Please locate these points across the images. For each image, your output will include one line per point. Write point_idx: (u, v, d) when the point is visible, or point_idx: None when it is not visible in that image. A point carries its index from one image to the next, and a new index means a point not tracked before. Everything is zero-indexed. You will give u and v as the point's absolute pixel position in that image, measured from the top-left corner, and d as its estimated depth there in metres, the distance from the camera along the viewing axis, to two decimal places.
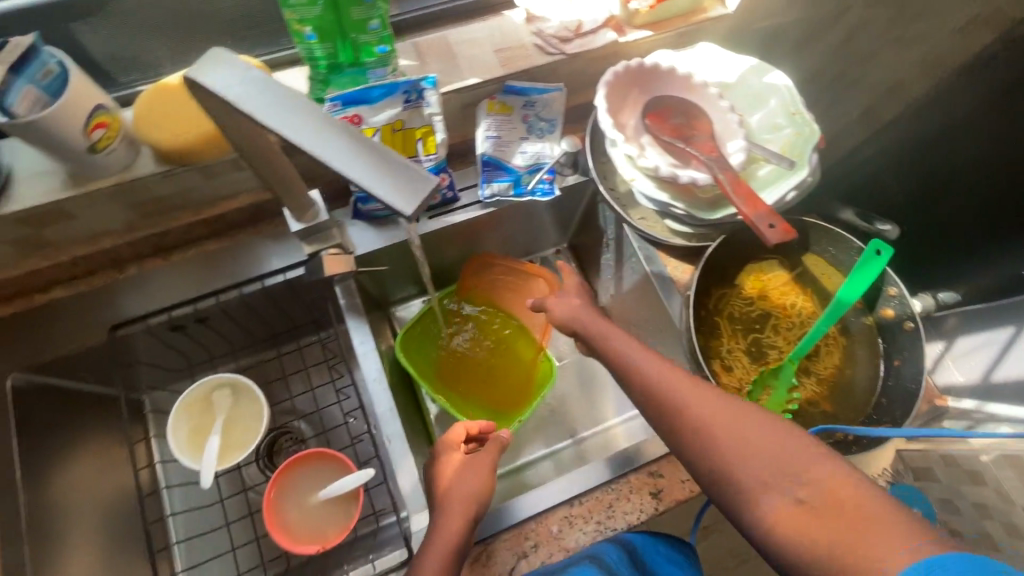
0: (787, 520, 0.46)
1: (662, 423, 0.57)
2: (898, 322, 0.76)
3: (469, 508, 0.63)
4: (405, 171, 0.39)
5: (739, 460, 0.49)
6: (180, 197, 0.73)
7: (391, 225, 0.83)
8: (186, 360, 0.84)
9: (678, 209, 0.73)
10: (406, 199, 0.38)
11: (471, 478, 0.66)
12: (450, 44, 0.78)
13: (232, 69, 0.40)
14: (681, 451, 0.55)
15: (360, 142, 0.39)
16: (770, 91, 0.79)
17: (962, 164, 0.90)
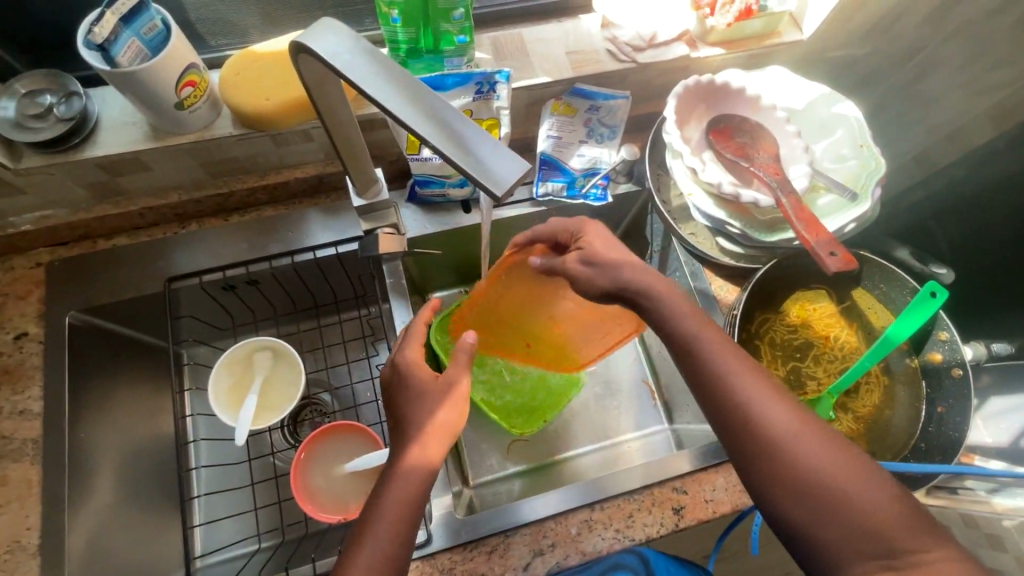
0: (851, 547, 0.48)
1: (727, 421, 0.55)
2: (945, 368, 0.75)
3: (444, 441, 0.58)
4: (494, 148, 0.39)
5: (815, 484, 0.50)
6: (248, 161, 0.76)
7: (443, 212, 0.85)
8: (231, 319, 0.87)
9: (734, 229, 0.73)
10: (492, 176, 0.38)
11: (440, 402, 0.59)
12: (524, 41, 0.79)
13: (345, 40, 0.42)
14: (746, 455, 0.53)
15: (450, 116, 0.40)
16: (838, 121, 0.78)
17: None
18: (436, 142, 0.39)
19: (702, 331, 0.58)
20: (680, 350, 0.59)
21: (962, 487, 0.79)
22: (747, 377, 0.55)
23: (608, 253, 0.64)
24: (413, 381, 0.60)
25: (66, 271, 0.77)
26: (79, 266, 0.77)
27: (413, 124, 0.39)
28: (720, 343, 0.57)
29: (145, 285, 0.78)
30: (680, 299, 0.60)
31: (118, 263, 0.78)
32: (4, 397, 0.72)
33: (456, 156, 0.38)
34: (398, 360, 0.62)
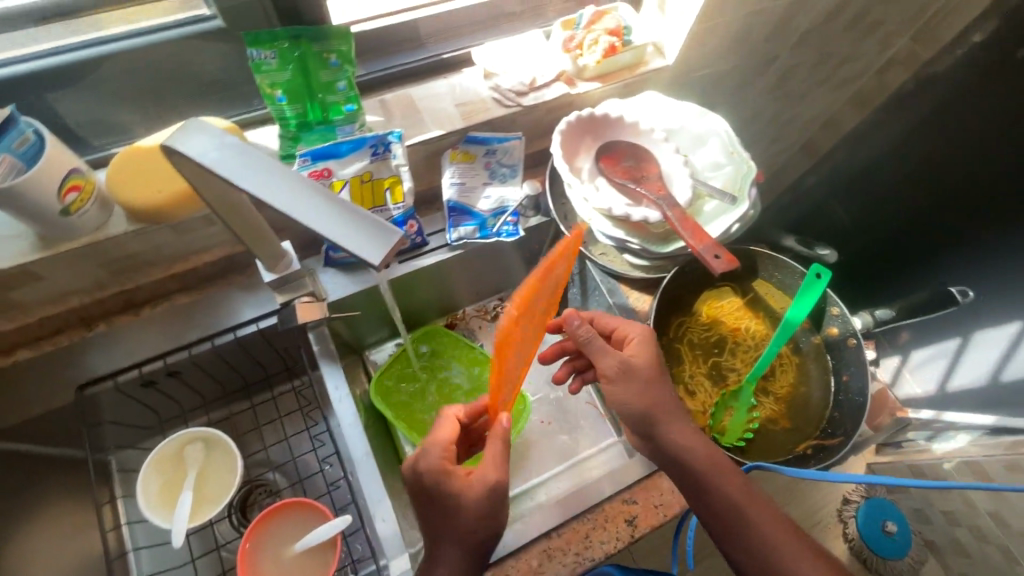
0: None
1: (734, 542, 0.62)
2: (842, 340, 0.82)
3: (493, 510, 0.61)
4: (372, 222, 0.40)
5: None
6: (150, 255, 0.75)
7: (363, 270, 0.86)
8: (156, 416, 0.84)
9: (634, 245, 0.79)
10: (373, 249, 0.39)
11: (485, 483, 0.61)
12: (414, 100, 0.83)
13: (210, 138, 0.43)
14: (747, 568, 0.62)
15: (324, 194, 0.41)
16: (710, 133, 0.86)
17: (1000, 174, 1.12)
18: (309, 220, 0.40)
19: (708, 458, 0.64)
20: (700, 493, 0.64)
21: (909, 439, 1.29)
22: (757, 509, 0.63)
23: (641, 374, 0.67)
24: (445, 486, 0.62)
25: None
26: None
27: (285, 205, 0.40)
28: (728, 471, 0.64)
29: (55, 398, 0.74)
30: (697, 444, 0.65)
31: (22, 379, 0.74)
32: None
33: (331, 233, 0.39)
34: (423, 467, 0.63)
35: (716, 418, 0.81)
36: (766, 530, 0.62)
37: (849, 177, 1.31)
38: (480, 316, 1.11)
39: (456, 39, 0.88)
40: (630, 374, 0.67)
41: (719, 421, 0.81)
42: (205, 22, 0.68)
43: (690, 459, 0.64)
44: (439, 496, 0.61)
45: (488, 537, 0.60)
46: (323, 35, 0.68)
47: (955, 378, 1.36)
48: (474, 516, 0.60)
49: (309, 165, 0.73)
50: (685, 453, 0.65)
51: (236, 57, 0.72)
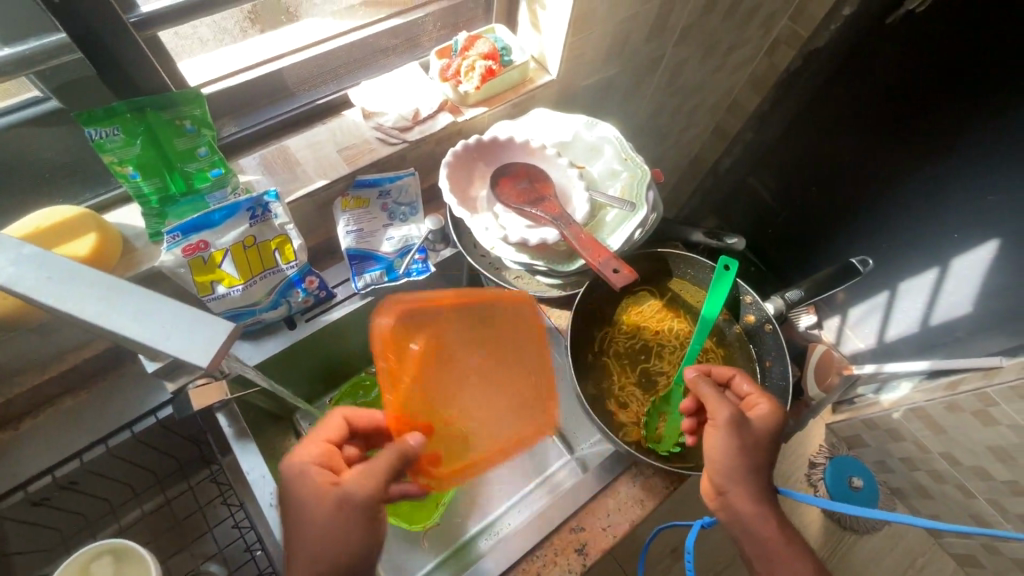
0: None
1: None
2: (760, 326, 0.83)
3: (341, 518, 0.57)
4: (204, 319, 0.38)
5: None
6: (17, 363, 0.68)
7: (269, 335, 0.82)
8: (59, 535, 0.75)
9: (541, 267, 0.77)
10: (207, 347, 0.37)
11: (347, 503, 0.57)
12: (292, 152, 0.80)
13: (2, 252, 0.39)
14: None
15: (143, 296, 0.39)
16: (602, 142, 0.86)
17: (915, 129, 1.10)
18: (128, 328, 0.37)
19: (767, 525, 0.61)
20: (765, 559, 0.61)
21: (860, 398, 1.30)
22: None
23: (750, 430, 0.63)
24: (301, 485, 0.59)
25: None
26: None
27: (96, 316, 0.37)
28: (788, 538, 0.61)
29: None
30: (769, 520, 0.61)
31: None
32: None
33: (156, 340, 0.37)
34: (291, 457, 0.62)
35: (652, 426, 0.79)
36: None
37: (756, 157, 1.36)
38: None
39: (330, 81, 0.85)
40: (741, 428, 0.62)
41: (655, 429, 0.79)
42: (41, 104, 0.62)
43: (758, 531, 0.61)
44: (296, 496, 0.59)
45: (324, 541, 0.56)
46: (167, 103, 0.63)
47: (892, 328, 1.31)
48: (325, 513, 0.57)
49: (181, 239, 0.68)
50: (758, 528, 0.61)
51: (79, 136, 0.67)
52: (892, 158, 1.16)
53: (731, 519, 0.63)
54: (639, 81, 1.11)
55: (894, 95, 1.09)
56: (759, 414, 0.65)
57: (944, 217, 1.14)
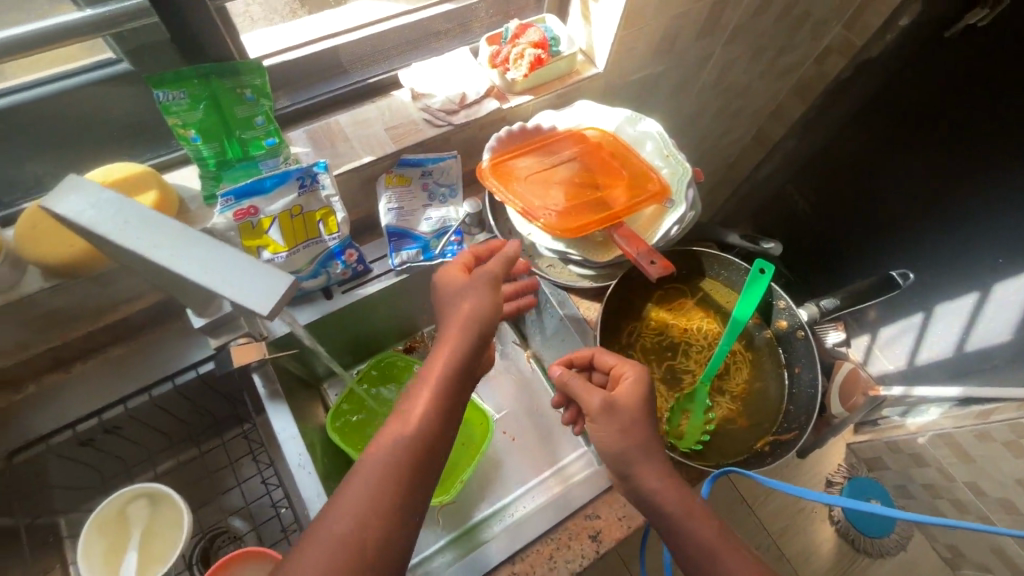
0: None
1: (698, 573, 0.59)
2: (791, 332, 0.82)
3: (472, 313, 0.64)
4: (258, 268, 0.40)
5: None
6: (76, 309, 0.72)
7: (307, 304, 0.85)
8: (99, 475, 0.80)
9: (574, 256, 0.78)
10: (259, 296, 0.38)
11: (485, 283, 0.66)
12: (342, 128, 0.82)
13: (85, 195, 0.41)
14: None
15: (210, 244, 0.41)
16: (644, 137, 0.86)
17: (965, 147, 1.07)
18: (190, 272, 0.39)
19: (673, 496, 0.61)
20: (666, 528, 0.61)
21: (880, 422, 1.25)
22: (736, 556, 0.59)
23: (623, 410, 0.64)
24: (443, 277, 0.68)
25: None
26: None
27: (166, 260, 0.40)
28: (691, 504, 0.61)
29: None
30: (672, 489, 0.61)
31: None
32: None
33: (214, 285, 0.39)
34: (437, 275, 0.69)
35: (673, 422, 0.80)
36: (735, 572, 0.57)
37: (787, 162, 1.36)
38: None
39: (382, 61, 0.87)
40: (614, 406, 0.64)
41: (676, 425, 0.80)
42: (109, 67, 0.65)
43: (660, 500, 0.61)
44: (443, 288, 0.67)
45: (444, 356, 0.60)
46: (231, 70, 0.66)
47: (923, 352, 1.29)
48: (448, 337, 0.62)
49: (233, 204, 0.70)
50: (663, 501, 0.61)
51: (147, 97, 0.70)
52: (932, 176, 1.13)
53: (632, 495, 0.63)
54: (684, 80, 1.11)
55: (946, 111, 1.06)
56: (628, 390, 0.65)
57: (987, 239, 1.11)
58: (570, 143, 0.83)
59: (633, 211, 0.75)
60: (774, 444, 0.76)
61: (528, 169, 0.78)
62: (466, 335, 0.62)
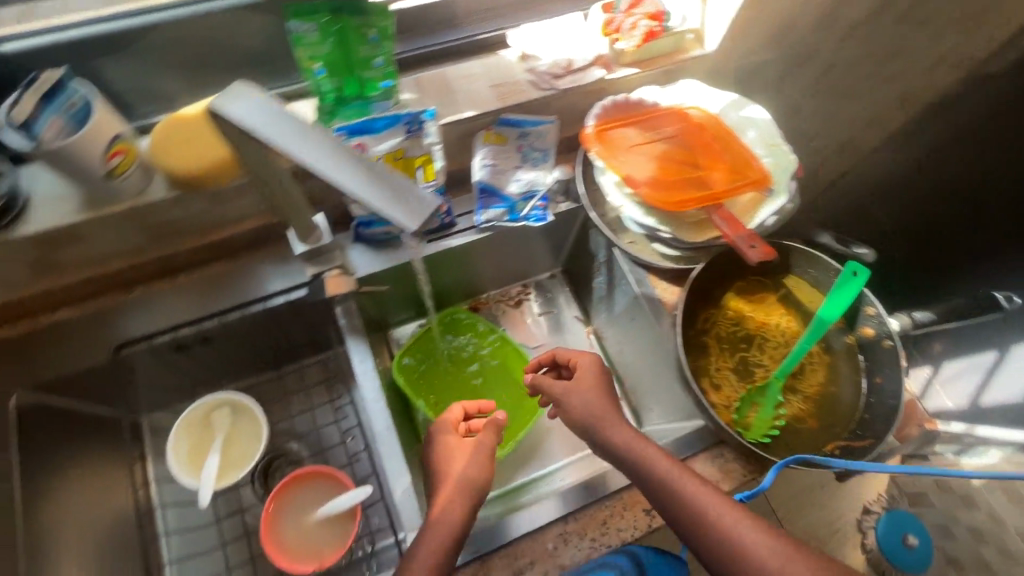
0: None
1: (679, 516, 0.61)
2: (877, 341, 0.79)
3: (464, 466, 0.70)
4: (412, 193, 0.42)
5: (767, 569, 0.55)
6: (189, 222, 0.76)
7: (393, 248, 0.86)
8: (186, 380, 0.86)
9: (665, 234, 0.76)
10: (415, 218, 0.41)
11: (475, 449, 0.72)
12: (448, 80, 0.83)
13: (249, 102, 0.44)
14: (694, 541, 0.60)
15: (367, 164, 0.43)
16: (748, 123, 0.84)
17: None
18: (350, 187, 0.41)
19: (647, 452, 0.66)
20: (700, 539, 0.59)
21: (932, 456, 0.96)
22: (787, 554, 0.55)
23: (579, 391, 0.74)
24: (435, 439, 0.75)
25: (12, 351, 0.75)
26: (25, 344, 0.76)
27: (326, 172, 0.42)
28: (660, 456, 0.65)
29: (93, 354, 0.76)
30: (706, 492, 0.61)
31: (64, 339, 0.77)
32: None
33: (373, 202, 0.41)
34: (432, 435, 0.76)
35: (741, 413, 0.79)
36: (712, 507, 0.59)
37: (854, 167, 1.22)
38: (503, 302, 1.12)
39: (493, 19, 0.88)
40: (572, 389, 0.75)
41: (743, 416, 0.79)
42: None
43: (696, 503, 0.60)
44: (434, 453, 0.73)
45: (453, 478, 0.69)
46: (362, 10, 0.68)
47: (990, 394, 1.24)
48: (450, 465, 0.70)
49: (345, 139, 0.73)
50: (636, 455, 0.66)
51: (278, 28, 0.73)
52: None
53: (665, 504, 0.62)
54: (789, 73, 1.07)
55: None
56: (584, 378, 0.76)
57: None
58: (672, 120, 0.82)
59: (733, 194, 0.74)
60: (845, 448, 0.74)
61: (627, 143, 0.78)
62: (471, 459, 0.71)
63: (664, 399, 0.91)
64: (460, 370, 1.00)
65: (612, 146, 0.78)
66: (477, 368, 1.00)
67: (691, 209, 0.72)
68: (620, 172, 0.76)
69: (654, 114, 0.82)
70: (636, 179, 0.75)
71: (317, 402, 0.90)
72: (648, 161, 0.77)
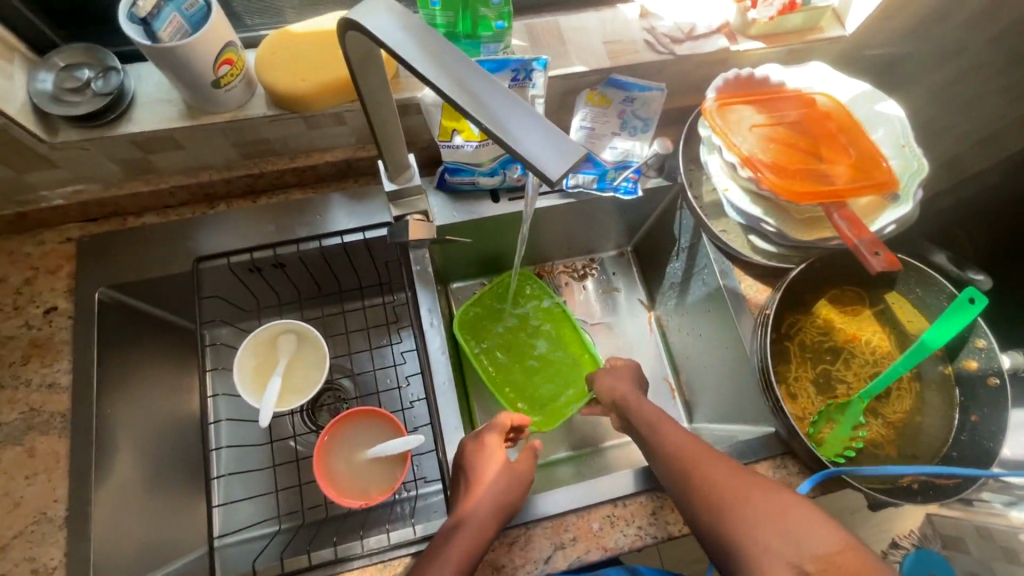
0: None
1: (673, 470, 0.64)
2: (980, 377, 0.73)
3: (494, 481, 0.65)
4: (538, 124, 0.39)
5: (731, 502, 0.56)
6: (281, 143, 0.75)
7: (471, 201, 0.84)
8: (255, 301, 0.87)
9: (770, 226, 0.70)
10: (539, 152, 0.38)
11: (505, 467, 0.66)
12: (561, 30, 0.78)
13: (391, 18, 0.42)
14: (682, 489, 0.62)
15: (492, 88, 0.40)
16: (881, 120, 0.75)
17: None
18: (474, 109, 0.39)
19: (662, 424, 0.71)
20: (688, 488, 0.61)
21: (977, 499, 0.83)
22: (796, 524, 0.52)
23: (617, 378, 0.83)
24: (472, 450, 0.68)
25: (98, 246, 0.77)
26: (109, 243, 0.77)
27: (452, 92, 0.40)
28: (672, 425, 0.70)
29: (172, 263, 0.77)
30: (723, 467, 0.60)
31: (146, 242, 0.78)
32: (32, 370, 0.72)
33: (495, 129, 0.39)
34: (474, 439, 0.69)
35: (814, 428, 0.75)
36: (696, 458, 0.63)
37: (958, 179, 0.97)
38: (567, 272, 1.07)
39: None
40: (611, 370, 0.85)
41: (817, 432, 0.75)
42: None
43: (691, 459, 0.63)
44: (466, 460, 0.68)
45: (484, 485, 0.64)
46: None
47: None
48: (487, 467, 0.66)
49: None
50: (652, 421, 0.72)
51: None
52: None
53: (684, 478, 0.62)
54: None
55: None
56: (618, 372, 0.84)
57: None
58: (796, 104, 0.75)
59: (858, 193, 0.67)
60: (926, 485, 0.68)
61: (746, 124, 0.72)
62: (504, 474, 0.66)
63: (727, 399, 0.87)
64: (513, 336, 0.98)
65: (730, 125, 0.72)
66: (532, 337, 0.98)
67: (809, 204, 0.66)
68: (738, 150, 0.69)
69: (780, 99, 0.75)
70: (754, 159, 0.69)
71: (375, 343, 0.90)
72: (769, 145, 0.71)
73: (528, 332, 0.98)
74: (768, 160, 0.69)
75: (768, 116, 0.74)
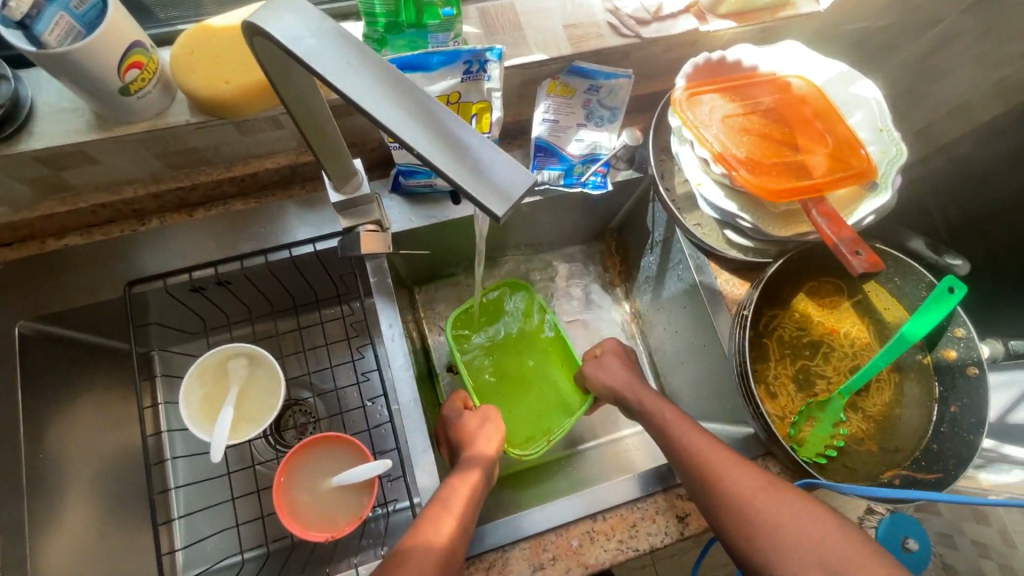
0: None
1: (692, 478, 0.64)
2: (959, 366, 0.71)
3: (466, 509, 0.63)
4: (479, 147, 0.35)
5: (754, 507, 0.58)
6: (212, 151, 0.68)
7: (430, 203, 0.78)
8: (202, 322, 0.80)
9: (745, 222, 0.66)
10: (479, 181, 0.34)
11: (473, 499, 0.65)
12: (517, 13, 0.72)
13: (301, 20, 0.36)
14: (701, 493, 0.63)
15: (425, 104, 0.35)
16: (857, 103, 0.71)
17: None
18: (404, 132, 0.34)
19: (671, 421, 0.71)
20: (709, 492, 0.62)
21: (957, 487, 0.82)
22: (818, 533, 0.55)
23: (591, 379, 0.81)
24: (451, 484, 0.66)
25: (14, 275, 0.69)
26: (28, 270, 0.69)
27: (377, 112, 0.35)
28: (680, 421, 0.70)
29: (101, 289, 0.70)
30: (744, 471, 0.61)
31: (68, 267, 0.70)
32: None
33: (433, 156, 0.34)
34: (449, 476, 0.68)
35: (795, 427, 0.73)
36: (711, 463, 0.63)
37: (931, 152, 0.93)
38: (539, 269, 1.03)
39: None
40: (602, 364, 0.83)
41: (797, 430, 0.73)
42: None
43: (708, 461, 0.63)
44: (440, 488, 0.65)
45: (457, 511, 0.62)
46: None
47: None
48: (457, 488, 0.65)
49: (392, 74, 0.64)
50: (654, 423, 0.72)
51: None
52: None
53: (709, 489, 0.62)
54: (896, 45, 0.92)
55: None
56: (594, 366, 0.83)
57: None
58: (771, 89, 0.70)
59: (838, 185, 0.63)
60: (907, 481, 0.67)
61: (718, 115, 0.68)
62: (474, 503, 0.65)
63: (706, 396, 0.84)
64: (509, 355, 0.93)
65: (701, 117, 0.67)
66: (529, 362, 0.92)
67: (787, 201, 0.62)
68: (710, 145, 0.65)
69: (754, 85, 0.70)
70: (728, 154, 0.65)
71: (336, 359, 0.85)
72: (743, 138, 0.67)
73: (523, 352, 0.93)
74: (743, 154, 0.65)
75: (742, 105, 0.69)
